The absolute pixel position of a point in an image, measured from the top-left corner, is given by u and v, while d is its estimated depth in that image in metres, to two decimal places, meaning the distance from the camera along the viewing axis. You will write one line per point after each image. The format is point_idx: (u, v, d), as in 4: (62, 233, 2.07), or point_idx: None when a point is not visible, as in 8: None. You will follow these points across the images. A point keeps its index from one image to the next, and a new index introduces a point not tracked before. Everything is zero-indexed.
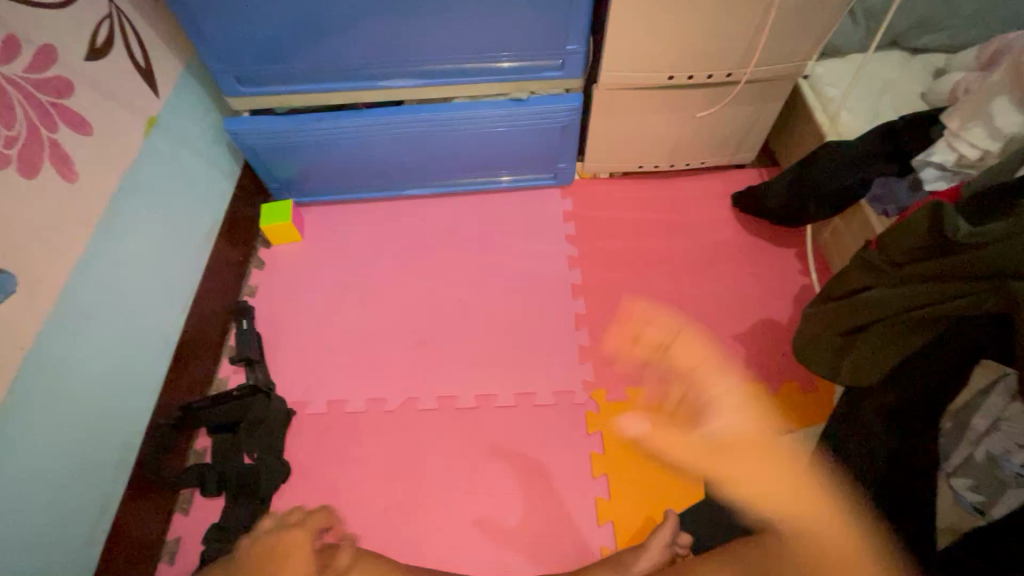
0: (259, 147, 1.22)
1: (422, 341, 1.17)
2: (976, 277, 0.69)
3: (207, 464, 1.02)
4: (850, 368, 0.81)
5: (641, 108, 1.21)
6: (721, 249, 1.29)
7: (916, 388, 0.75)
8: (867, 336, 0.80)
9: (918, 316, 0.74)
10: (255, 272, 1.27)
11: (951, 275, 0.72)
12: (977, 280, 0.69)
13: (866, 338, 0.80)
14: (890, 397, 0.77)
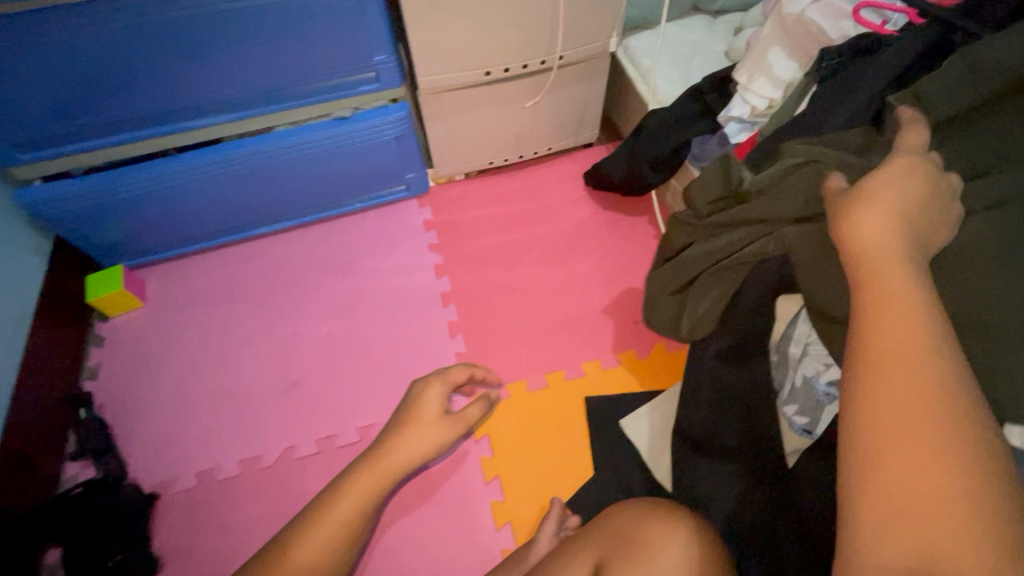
0: (64, 216, 1.09)
1: (294, 385, 1.11)
2: (755, 223, 0.76)
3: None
4: (691, 325, 0.83)
5: (471, 106, 1.21)
6: (580, 228, 1.32)
7: (738, 330, 0.80)
8: (696, 290, 0.82)
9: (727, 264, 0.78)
10: (93, 351, 1.15)
11: (739, 222, 0.77)
12: (756, 226, 0.76)
13: (696, 292, 0.82)
14: (722, 343, 0.82)
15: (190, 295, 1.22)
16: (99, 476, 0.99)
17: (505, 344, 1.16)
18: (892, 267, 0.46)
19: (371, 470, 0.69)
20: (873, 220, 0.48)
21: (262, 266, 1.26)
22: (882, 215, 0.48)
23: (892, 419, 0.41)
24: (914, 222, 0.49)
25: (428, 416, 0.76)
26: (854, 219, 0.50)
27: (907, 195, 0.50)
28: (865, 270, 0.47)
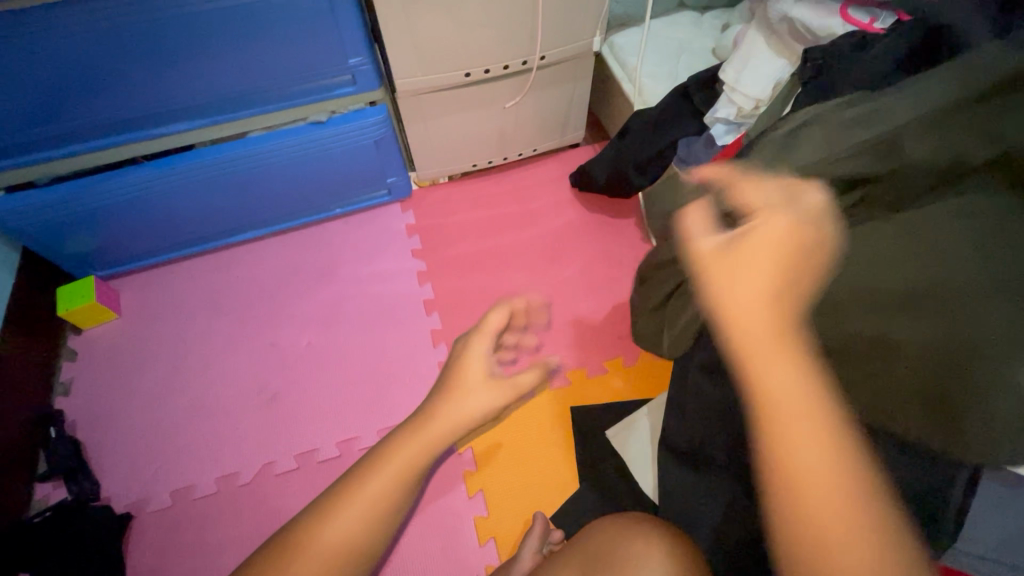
0: (30, 228, 1.05)
1: (272, 399, 1.08)
2: None
3: None
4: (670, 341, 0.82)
5: (453, 108, 1.17)
6: (566, 232, 1.30)
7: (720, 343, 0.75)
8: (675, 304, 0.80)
9: None
10: (67, 366, 1.12)
11: None
12: None
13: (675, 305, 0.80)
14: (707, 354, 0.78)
15: (166, 306, 1.19)
16: (71, 497, 0.97)
17: None
18: (777, 327, 0.42)
19: (419, 437, 0.51)
20: (743, 289, 0.43)
21: (241, 274, 1.23)
22: (753, 277, 0.44)
23: (816, 506, 0.39)
24: (796, 278, 0.44)
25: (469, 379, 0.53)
26: (724, 290, 0.44)
27: (773, 242, 0.45)
28: (747, 332, 0.43)
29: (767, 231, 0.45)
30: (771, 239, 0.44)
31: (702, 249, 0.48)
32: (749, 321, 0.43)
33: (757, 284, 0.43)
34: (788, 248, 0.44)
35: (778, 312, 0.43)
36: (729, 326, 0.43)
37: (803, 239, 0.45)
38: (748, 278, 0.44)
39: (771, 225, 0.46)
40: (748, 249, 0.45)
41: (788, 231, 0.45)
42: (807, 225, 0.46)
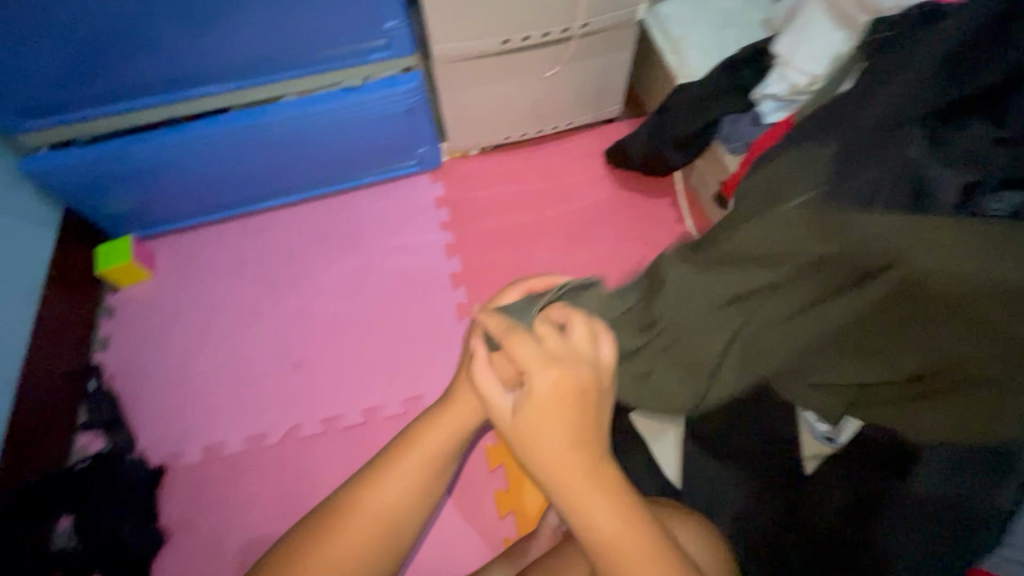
0: (71, 185, 1.07)
1: (299, 364, 1.10)
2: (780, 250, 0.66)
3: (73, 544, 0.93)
4: None
5: (488, 76, 1.14)
6: (598, 210, 1.26)
7: None
8: None
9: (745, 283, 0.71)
10: (104, 322, 1.15)
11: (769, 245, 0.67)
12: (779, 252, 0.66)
13: None
14: None
15: (199, 268, 1.21)
16: (108, 448, 1.01)
17: None
18: (584, 479, 0.47)
19: (418, 452, 0.60)
20: (553, 450, 0.47)
21: (272, 240, 1.24)
22: (565, 431, 0.47)
23: None
24: (582, 422, 0.48)
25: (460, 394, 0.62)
26: (537, 454, 0.47)
27: (569, 385, 0.48)
28: (561, 485, 0.48)
29: (546, 380, 0.48)
30: (543, 394, 0.47)
31: (509, 413, 0.49)
32: (560, 470, 0.47)
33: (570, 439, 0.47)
34: (569, 385, 0.48)
35: (583, 451, 0.48)
36: (547, 476, 0.48)
37: (582, 388, 0.48)
38: (549, 440, 0.47)
39: (538, 386, 0.47)
40: (541, 402, 0.47)
41: (562, 384, 0.47)
42: (574, 375, 0.48)
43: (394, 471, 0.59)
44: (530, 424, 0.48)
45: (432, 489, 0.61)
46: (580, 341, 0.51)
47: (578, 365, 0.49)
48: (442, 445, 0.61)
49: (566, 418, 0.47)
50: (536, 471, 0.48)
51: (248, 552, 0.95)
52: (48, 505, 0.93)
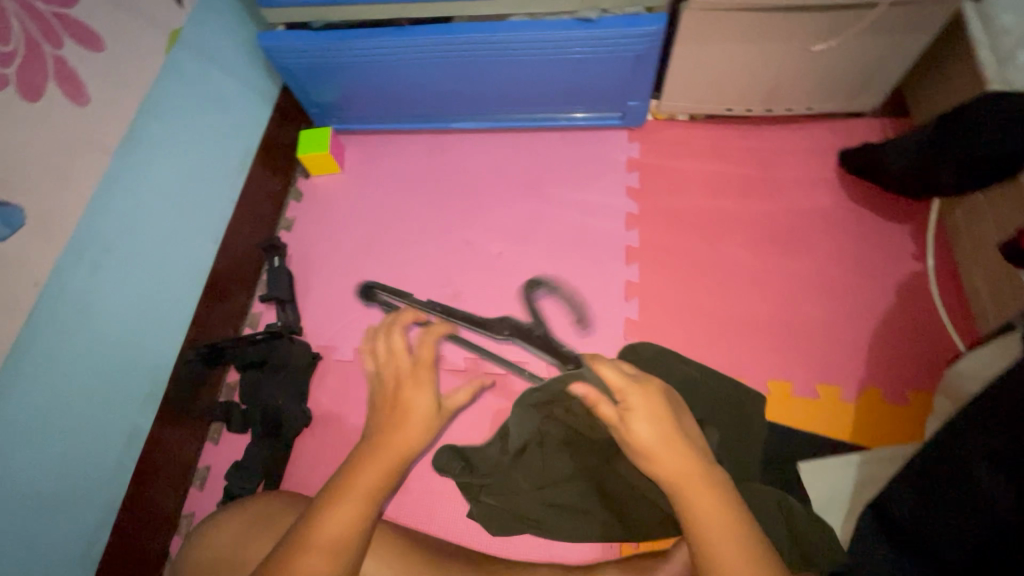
0: (296, 68, 1.09)
1: (455, 297, 1.08)
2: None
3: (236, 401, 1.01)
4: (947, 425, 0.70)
5: (741, 33, 0.97)
6: (813, 219, 1.08)
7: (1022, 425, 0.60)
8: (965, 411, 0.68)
9: (990, 392, 0.65)
10: (293, 204, 1.21)
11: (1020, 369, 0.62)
12: None
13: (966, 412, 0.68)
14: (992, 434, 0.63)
15: (382, 175, 1.22)
16: (278, 323, 1.07)
17: (683, 326, 1.01)
18: (699, 486, 0.59)
19: (378, 458, 0.66)
20: (668, 464, 0.60)
21: (454, 163, 1.21)
22: (674, 456, 0.61)
23: None
24: (680, 444, 0.62)
25: (419, 418, 0.68)
26: (654, 457, 0.61)
27: (656, 429, 0.62)
28: (677, 480, 0.60)
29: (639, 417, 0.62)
30: (642, 421, 0.62)
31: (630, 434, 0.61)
32: (688, 485, 0.60)
33: (680, 464, 0.61)
34: (657, 411, 0.63)
35: (702, 478, 0.60)
36: (684, 505, 0.59)
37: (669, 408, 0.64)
38: (653, 432, 0.62)
39: (644, 433, 0.61)
40: (645, 434, 0.61)
41: (655, 433, 0.62)
42: (660, 424, 0.62)
43: (353, 482, 0.64)
44: (643, 446, 0.61)
45: (378, 500, 0.65)
46: (653, 388, 0.65)
47: (642, 389, 0.64)
48: (401, 448, 0.67)
49: (656, 417, 0.63)
50: (673, 484, 0.60)
51: None
52: (223, 360, 1.01)
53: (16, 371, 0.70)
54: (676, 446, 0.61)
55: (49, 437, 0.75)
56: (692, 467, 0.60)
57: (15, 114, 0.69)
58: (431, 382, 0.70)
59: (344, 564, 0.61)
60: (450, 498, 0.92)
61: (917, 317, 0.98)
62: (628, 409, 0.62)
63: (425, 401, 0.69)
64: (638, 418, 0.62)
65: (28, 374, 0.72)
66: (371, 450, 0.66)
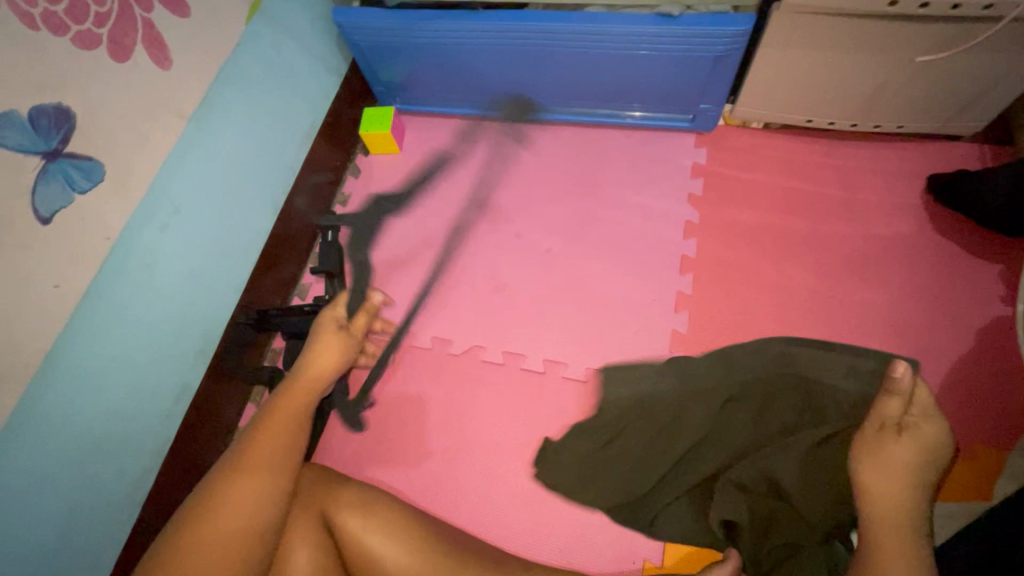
0: (366, 45, 1.10)
1: (500, 288, 1.07)
2: None
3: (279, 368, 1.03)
4: None
5: (834, 38, 0.90)
6: (889, 247, 1.01)
7: None
8: None
9: None
10: (350, 180, 1.23)
11: None
12: None
13: None
14: None
15: (439, 159, 1.22)
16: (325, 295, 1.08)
17: (734, 345, 0.96)
18: (905, 502, 0.67)
19: (286, 398, 0.75)
20: (884, 480, 0.68)
21: (513, 152, 1.20)
22: (896, 489, 0.68)
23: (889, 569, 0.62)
24: (914, 479, 0.69)
25: (325, 357, 0.81)
26: (882, 472, 0.69)
27: (915, 454, 0.70)
28: (882, 488, 0.68)
29: (922, 442, 0.70)
30: (910, 448, 0.70)
31: (898, 452, 0.70)
32: (884, 498, 0.68)
33: (895, 490, 0.68)
34: (931, 443, 0.71)
35: (908, 510, 0.67)
36: (869, 501, 0.68)
37: (930, 459, 0.70)
38: (908, 455, 0.70)
39: (902, 453, 0.70)
40: (900, 455, 0.70)
41: (912, 458, 0.69)
42: (925, 456, 0.69)
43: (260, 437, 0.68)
44: (886, 462, 0.69)
45: (292, 445, 0.69)
46: (943, 431, 0.72)
47: (935, 419, 0.72)
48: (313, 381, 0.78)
49: (926, 454, 0.70)
50: (869, 486, 0.69)
51: (405, 442, 0.97)
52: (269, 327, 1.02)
53: (86, 319, 0.74)
54: (913, 473, 0.69)
55: (109, 383, 0.79)
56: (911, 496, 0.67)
57: (104, 72, 0.72)
58: (325, 331, 0.84)
59: (269, 503, 0.64)
60: (476, 491, 0.92)
61: (998, 366, 0.90)
62: (896, 439, 0.70)
63: (322, 363, 0.81)
64: (914, 441, 0.70)
65: (94, 323, 0.75)
66: (279, 396, 0.75)
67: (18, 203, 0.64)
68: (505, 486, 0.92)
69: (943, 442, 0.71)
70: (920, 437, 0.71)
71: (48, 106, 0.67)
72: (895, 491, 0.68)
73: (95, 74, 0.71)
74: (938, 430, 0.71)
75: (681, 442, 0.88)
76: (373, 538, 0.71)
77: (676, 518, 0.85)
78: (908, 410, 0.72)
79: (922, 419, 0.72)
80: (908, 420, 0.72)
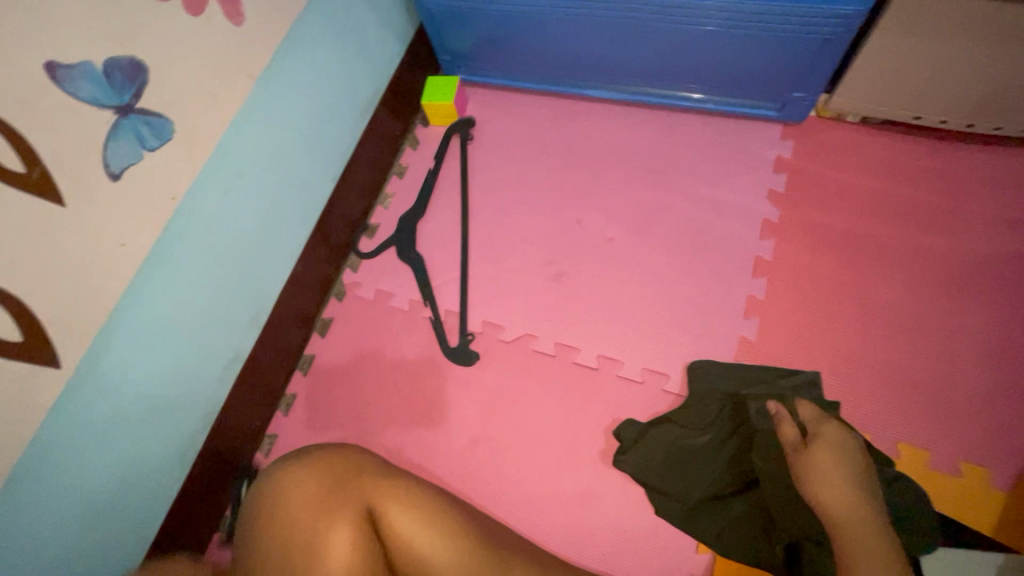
0: (437, 10, 1.05)
1: (557, 277, 1.02)
2: None
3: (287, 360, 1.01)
4: None
5: (968, 24, 0.79)
6: (996, 266, 0.90)
7: None
8: None
9: None
10: (408, 151, 1.19)
11: None
12: None
13: None
14: None
15: (500, 135, 1.17)
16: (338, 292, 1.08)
17: (808, 359, 0.89)
18: (849, 497, 0.67)
19: None
20: (827, 493, 0.68)
21: (581, 133, 1.13)
22: (841, 490, 0.68)
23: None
24: (847, 477, 0.69)
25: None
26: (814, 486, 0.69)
27: (835, 456, 0.71)
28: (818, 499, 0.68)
29: (828, 445, 0.73)
30: (826, 449, 0.72)
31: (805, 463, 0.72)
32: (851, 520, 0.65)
33: (844, 491, 0.67)
34: (843, 447, 0.73)
35: (865, 518, 0.65)
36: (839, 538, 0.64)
37: (846, 458, 0.71)
38: (823, 458, 0.71)
39: (822, 456, 0.71)
40: (825, 458, 0.71)
41: (834, 460, 0.71)
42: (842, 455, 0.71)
43: None
44: (821, 470, 0.70)
45: None
46: (839, 428, 0.76)
47: (829, 423, 0.76)
48: None
49: (843, 457, 0.72)
50: (819, 503, 0.68)
51: (448, 426, 0.95)
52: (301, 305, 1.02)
53: (149, 278, 0.74)
54: (837, 479, 0.69)
55: (167, 344, 0.79)
56: (854, 500, 0.66)
57: (178, 26, 0.70)
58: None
59: None
60: (519, 483, 0.89)
61: None
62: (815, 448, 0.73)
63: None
64: (828, 444, 0.73)
65: (156, 284, 0.75)
66: None
67: (91, 157, 0.63)
68: (549, 482, 0.89)
69: (839, 439, 0.74)
70: (823, 447, 0.72)
71: (122, 58, 0.64)
72: (849, 502, 0.66)
73: (169, 28, 0.69)
74: (832, 431, 0.75)
75: (727, 444, 0.83)
76: (418, 535, 0.68)
77: (733, 530, 0.79)
78: (814, 421, 0.77)
79: (817, 421, 0.77)
80: (811, 427, 0.76)
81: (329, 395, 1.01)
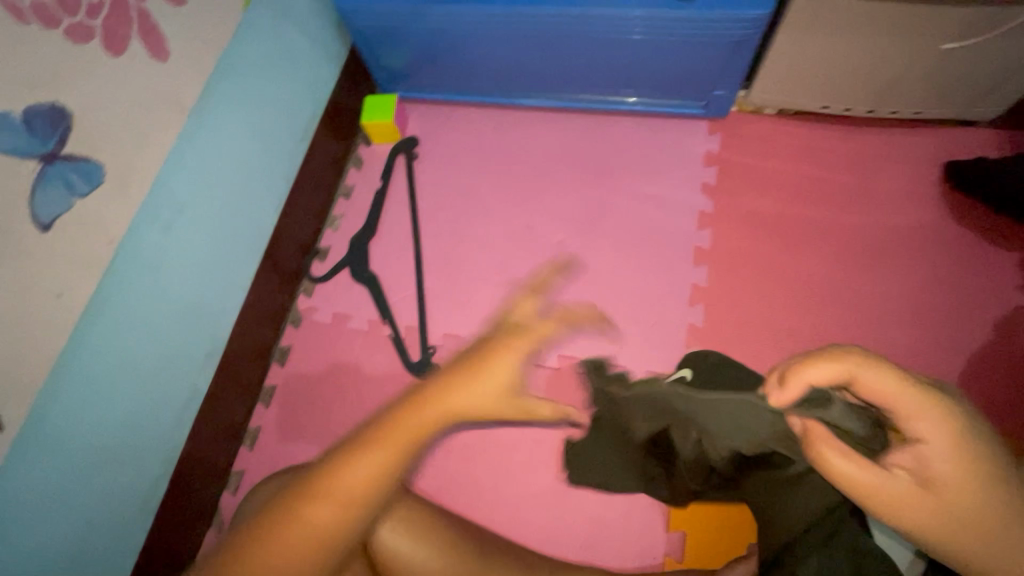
0: (369, 31, 1.05)
1: (512, 283, 1.05)
2: None
3: (249, 395, 1.00)
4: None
5: (859, 23, 0.87)
6: (905, 237, 1.00)
7: None
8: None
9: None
10: (352, 172, 1.19)
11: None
12: None
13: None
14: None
15: (444, 149, 1.19)
16: (295, 318, 1.07)
17: (751, 339, 0.95)
18: (957, 482, 0.45)
19: None
20: (922, 506, 0.45)
21: (522, 142, 1.17)
22: (941, 489, 0.45)
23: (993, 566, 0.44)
24: (958, 470, 0.45)
25: None
26: (904, 499, 0.46)
27: (942, 453, 0.45)
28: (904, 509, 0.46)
29: (922, 445, 0.46)
30: (933, 449, 0.45)
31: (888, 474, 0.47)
32: (955, 516, 0.45)
33: (940, 500, 0.45)
34: (961, 444, 0.45)
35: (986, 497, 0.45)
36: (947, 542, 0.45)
37: (960, 447, 0.45)
38: (924, 450, 0.46)
39: (923, 455, 0.46)
40: (925, 455, 0.46)
41: (933, 459, 0.46)
42: (949, 450, 0.45)
43: None
44: (918, 474, 0.46)
45: None
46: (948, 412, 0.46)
47: (935, 415, 0.46)
48: None
49: (951, 445, 0.45)
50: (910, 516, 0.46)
51: None
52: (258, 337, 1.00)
53: (93, 325, 0.72)
54: (947, 466, 0.45)
55: (118, 389, 0.77)
56: (970, 488, 0.45)
57: (99, 67, 0.68)
58: None
59: None
60: (495, 489, 0.91)
61: (1011, 357, 0.90)
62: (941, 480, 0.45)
63: None
64: (923, 447, 0.46)
65: (98, 332, 0.72)
66: None
67: (16, 209, 0.61)
68: (525, 484, 0.91)
69: (949, 429, 0.45)
70: (913, 437, 0.47)
71: (42, 106, 0.63)
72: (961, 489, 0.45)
73: (89, 69, 0.67)
74: (935, 422, 0.46)
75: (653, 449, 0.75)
76: (401, 548, 0.70)
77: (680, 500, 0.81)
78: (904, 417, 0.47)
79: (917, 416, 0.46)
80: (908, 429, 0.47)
81: (296, 426, 0.99)
